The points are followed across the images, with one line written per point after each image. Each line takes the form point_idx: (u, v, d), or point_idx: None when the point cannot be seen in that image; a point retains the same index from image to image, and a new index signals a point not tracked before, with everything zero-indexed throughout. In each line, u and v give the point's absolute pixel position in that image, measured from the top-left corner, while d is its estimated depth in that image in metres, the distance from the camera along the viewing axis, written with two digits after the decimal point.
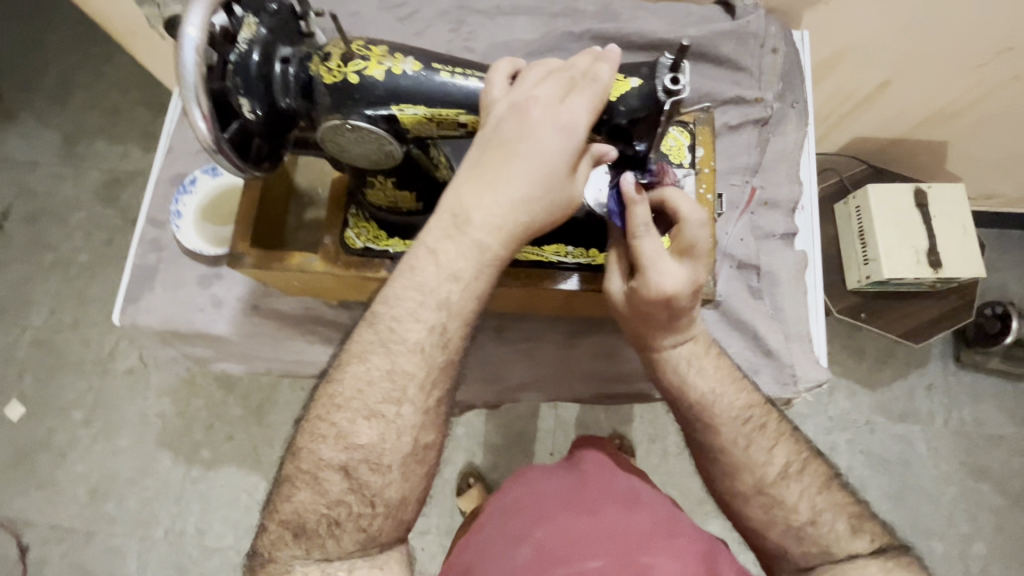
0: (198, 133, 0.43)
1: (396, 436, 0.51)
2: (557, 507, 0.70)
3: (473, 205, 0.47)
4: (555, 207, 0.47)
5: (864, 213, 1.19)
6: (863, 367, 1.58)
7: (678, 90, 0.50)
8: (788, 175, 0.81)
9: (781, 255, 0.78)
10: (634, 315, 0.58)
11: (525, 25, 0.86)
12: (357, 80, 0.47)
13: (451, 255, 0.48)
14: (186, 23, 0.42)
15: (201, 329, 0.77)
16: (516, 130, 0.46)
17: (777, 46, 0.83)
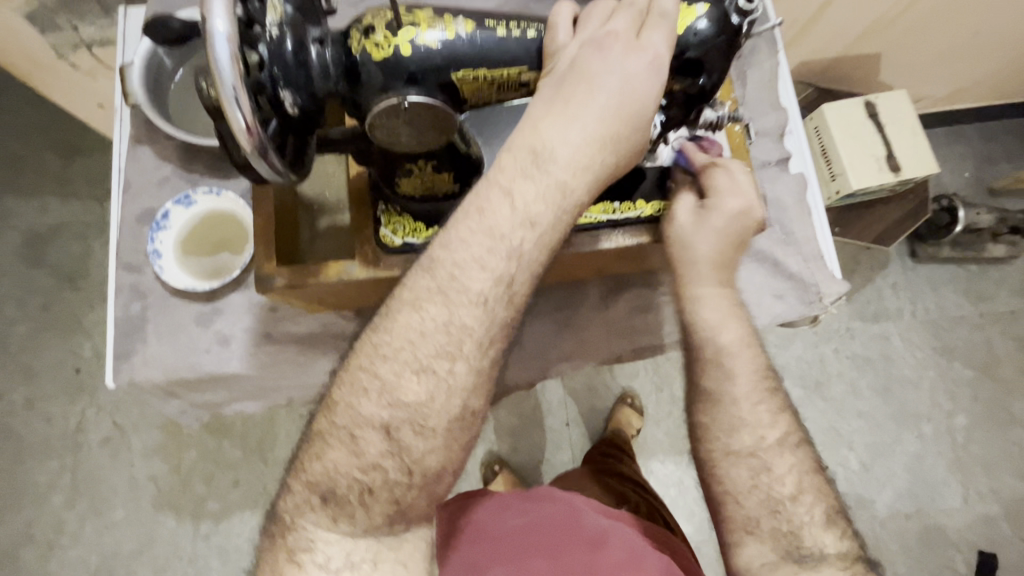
0: (242, 141, 0.39)
1: (446, 397, 0.46)
2: (526, 542, 0.77)
3: (557, 141, 0.45)
4: (636, 142, 0.47)
5: (822, 131, 1.25)
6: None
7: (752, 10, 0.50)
8: (770, 102, 0.83)
9: (781, 181, 0.80)
10: (694, 249, 0.60)
11: None
12: (410, 51, 0.44)
13: (529, 196, 0.45)
14: (211, 16, 0.36)
15: (210, 371, 0.70)
16: (595, 70, 0.45)
17: None
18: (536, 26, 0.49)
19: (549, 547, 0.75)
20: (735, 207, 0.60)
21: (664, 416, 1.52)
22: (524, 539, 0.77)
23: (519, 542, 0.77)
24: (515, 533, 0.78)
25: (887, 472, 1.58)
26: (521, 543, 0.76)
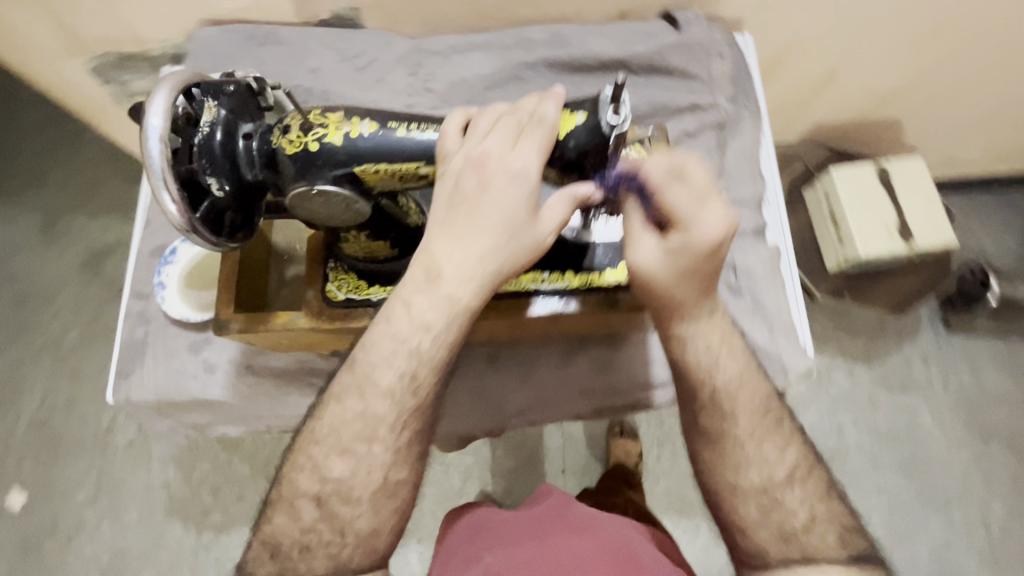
0: (169, 218, 0.47)
1: (367, 472, 0.54)
2: (515, 523, 0.84)
3: (444, 261, 0.49)
4: (521, 252, 0.49)
5: (831, 196, 1.23)
6: (851, 345, 1.60)
7: (620, 122, 0.51)
8: (750, 173, 0.84)
9: (754, 251, 0.80)
10: (678, 282, 0.54)
11: (481, 60, 0.90)
12: (317, 148, 0.50)
13: (423, 308, 0.51)
14: (149, 113, 0.46)
15: (196, 396, 0.77)
16: (473, 191, 0.49)
17: (722, 51, 0.88)
18: (434, 126, 0.53)
19: (536, 533, 0.81)
20: (709, 233, 0.52)
21: (662, 474, 1.47)
22: (514, 521, 0.85)
23: (509, 523, 0.84)
24: (507, 518, 0.86)
25: (910, 559, 1.45)
26: (511, 523, 0.84)
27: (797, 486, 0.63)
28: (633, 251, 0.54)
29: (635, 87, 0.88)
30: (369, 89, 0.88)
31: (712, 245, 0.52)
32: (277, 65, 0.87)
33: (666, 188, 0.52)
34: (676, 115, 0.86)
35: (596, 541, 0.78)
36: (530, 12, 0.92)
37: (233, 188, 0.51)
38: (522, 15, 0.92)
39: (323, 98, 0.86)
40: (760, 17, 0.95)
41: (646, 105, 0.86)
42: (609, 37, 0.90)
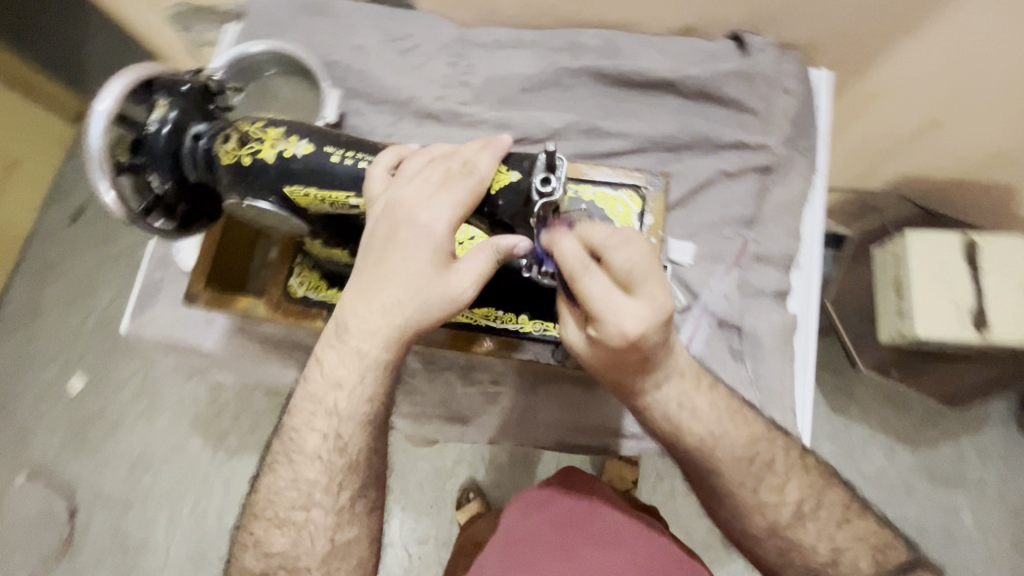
0: (108, 207, 0.50)
1: (309, 542, 0.53)
2: (541, 542, 0.71)
3: (349, 311, 0.49)
4: (427, 310, 0.47)
5: (902, 261, 1.08)
6: (914, 418, 1.38)
7: (552, 190, 0.48)
8: (787, 229, 0.75)
9: (769, 317, 0.72)
10: (609, 367, 0.52)
11: (525, 58, 0.85)
12: (251, 162, 0.50)
13: (334, 364, 0.51)
14: (98, 101, 0.47)
15: (193, 343, 0.82)
16: (382, 240, 0.47)
17: (790, 86, 0.78)
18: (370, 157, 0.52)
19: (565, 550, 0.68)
20: (619, 331, 0.46)
21: None
22: (542, 535, 0.72)
23: (535, 542, 0.71)
24: (534, 531, 0.72)
25: None
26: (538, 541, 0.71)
27: (812, 525, 0.59)
28: (565, 330, 0.53)
29: (681, 113, 0.81)
30: (406, 74, 0.86)
31: (625, 342, 0.46)
32: (322, 37, 0.87)
33: (575, 276, 0.46)
34: (718, 150, 0.79)
35: (637, 556, 0.68)
36: (589, 15, 0.85)
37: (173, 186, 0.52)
38: (579, 16, 0.85)
39: (360, 78, 0.86)
40: (850, 55, 0.83)
41: (686, 134, 0.79)
42: (667, 53, 0.82)
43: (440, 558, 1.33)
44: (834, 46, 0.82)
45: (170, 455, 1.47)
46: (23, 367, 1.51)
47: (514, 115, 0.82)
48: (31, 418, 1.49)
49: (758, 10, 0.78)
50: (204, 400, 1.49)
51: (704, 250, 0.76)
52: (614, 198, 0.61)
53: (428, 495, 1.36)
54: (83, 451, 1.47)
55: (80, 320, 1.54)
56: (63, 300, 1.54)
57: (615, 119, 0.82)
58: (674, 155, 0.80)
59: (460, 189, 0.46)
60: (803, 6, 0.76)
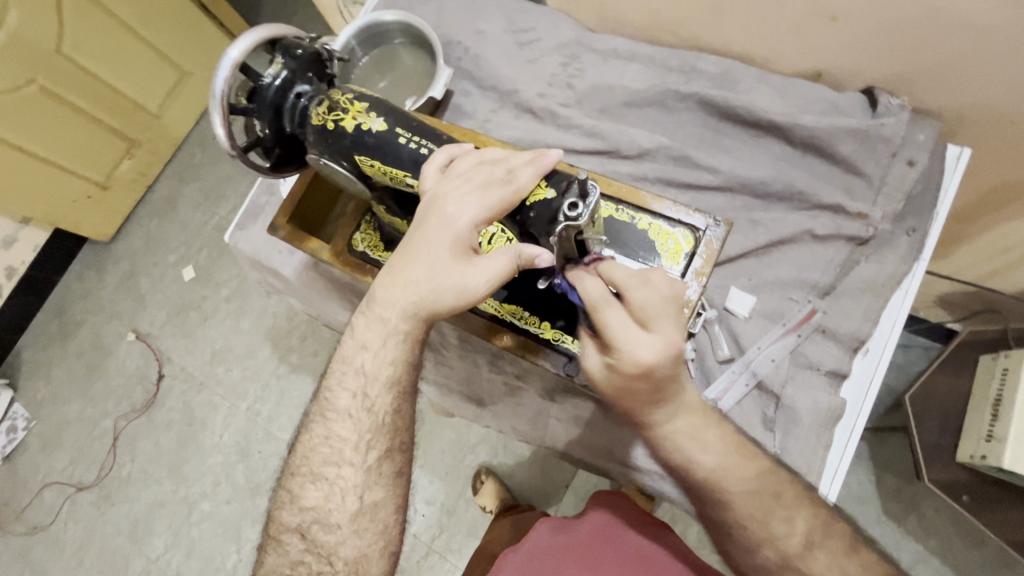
0: (218, 139, 0.56)
1: (341, 498, 0.57)
2: (572, 558, 0.71)
3: (380, 280, 0.54)
4: (442, 294, 0.51)
5: (1009, 379, 0.96)
6: (986, 554, 1.19)
7: (577, 216, 0.50)
8: (866, 309, 0.70)
9: (814, 394, 0.68)
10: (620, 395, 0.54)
11: (636, 72, 0.85)
12: (334, 127, 0.56)
13: (363, 329, 0.56)
14: (232, 47, 0.55)
15: (274, 265, 0.91)
16: (420, 223, 0.52)
17: (915, 157, 0.72)
18: (433, 145, 0.55)
19: (588, 562, 0.70)
20: (634, 359, 0.50)
21: None
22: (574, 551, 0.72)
23: (567, 558, 0.71)
24: (567, 548, 0.73)
25: None
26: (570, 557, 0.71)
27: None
28: (585, 359, 0.56)
29: (783, 161, 0.77)
30: (519, 66, 0.89)
31: (643, 373, 0.50)
32: (452, 16, 0.92)
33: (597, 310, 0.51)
34: (814, 210, 0.74)
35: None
36: (714, 40, 0.82)
37: (271, 133, 0.58)
38: (703, 40, 0.83)
39: (474, 62, 0.90)
40: (1003, 138, 0.73)
41: (783, 185, 0.75)
42: (786, 96, 0.78)
43: (443, 523, 1.39)
44: (986, 123, 0.73)
45: (243, 354, 1.66)
46: (154, 248, 1.78)
47: (609, 125, 0.82)
48: (150, 292, 1.75)
49: (903, 69, 0.71)
50: (280, 316, 1.66)
51: (764, 307, 0.72)
52: (665, 235, 0.63)
53: (446, 460, 1.43)
54: (179, 331, 1.71)
55: (204, 220, 1.78)
56: (195, 200, 1.78)
57: (711, 152, 0.79)
58: (762, 202, 0.77)
59: (490, 194, 0.50)
60: (956, 75, 0.68)
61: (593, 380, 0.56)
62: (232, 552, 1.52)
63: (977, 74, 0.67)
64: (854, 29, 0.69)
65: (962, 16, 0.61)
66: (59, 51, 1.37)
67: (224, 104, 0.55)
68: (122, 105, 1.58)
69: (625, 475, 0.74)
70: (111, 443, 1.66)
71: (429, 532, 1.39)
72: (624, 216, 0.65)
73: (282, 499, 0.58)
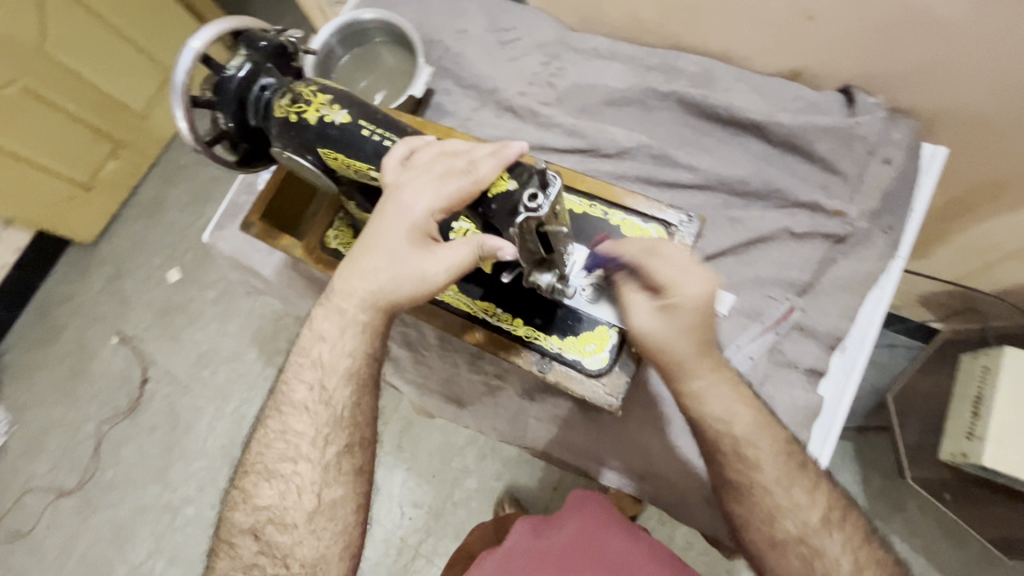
0: (179, 133, 0.55)
1: (298, 494, 0.55)
2: (547, 562, 0.71)
3: (342, 267, 0.55)
4: (402, 284, 0.52)
5: (988, 378, 0.96)
6: (968, 554, 1.19)
7: (537, 208, 0.47)
8: (843, 307, 0.70)
9: (793, 391, 0.68)
10: (674, 339, 0.55)
11: (617, 72, 0.85)
12: (297, 120, 0.55)
13: (324, 321, 0.56)
14: (192, 38, 0.54)
15: (254, 265, 0.90)
16: (381, 212, 0.52)
17: (890, 156, 0.72)
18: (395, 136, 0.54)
19: (564, 569, 0.69)
20: (692, 293, 0.55)
21: None
22: (562, 555, 0.71)
23: (540, 561, 0.72)
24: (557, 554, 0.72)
25: None
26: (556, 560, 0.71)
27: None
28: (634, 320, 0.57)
29: (762, 159, 0.77)
30: (500, 65, 0.89)
31: (700, 305, 0.55)
32: (433, 15, 0.91)
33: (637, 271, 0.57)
34: (792, 208, 0.74)
35: None
36: (694, 39, 0.82)
37: (235, 126, 0.57)
38: (684, 40, 0.83)
39: (455, 61, 0.90)
40: (977, 136, 0.74)
41: (761, 184, 0.75)
42: (764, 96, 0.78)
43: (429, 526, 1.38)
44: (961, 122, 0.73)
45: (230, 357, 1.64)
46: (138, 250, 1.76)
47: (589, 124, 0.82)
48: (134, 294, 1.73)
49: (877, 67, 0.72)
50: (266, 319, 1.65)
51: (742, 305, 0.72)
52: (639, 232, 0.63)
53: (433, 463, 1.42)
54: (164, 334, 1.69)
55: (190, 222, 1.77)
56: (181, 201, 1.77)
57: (690, 151, 0.79)
58: (741, 201, 0.77)
59: (445, 185, 0.50)
60: (928, 73, 0.69)
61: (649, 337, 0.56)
62: None
63: (949, 74, 0.68)
64: (829, 29, 0.69)
65: (935, 16, 0.61)
66: (41, 50, 1.36)
67: (185, 97, 0.54)
68: (108, 105, 1.57)
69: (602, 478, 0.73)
70: (93, 447, 1.63)
71: (416, 536, 1.38)
72: (597, 212, 0.65)
73: (234, 500, 0.57)
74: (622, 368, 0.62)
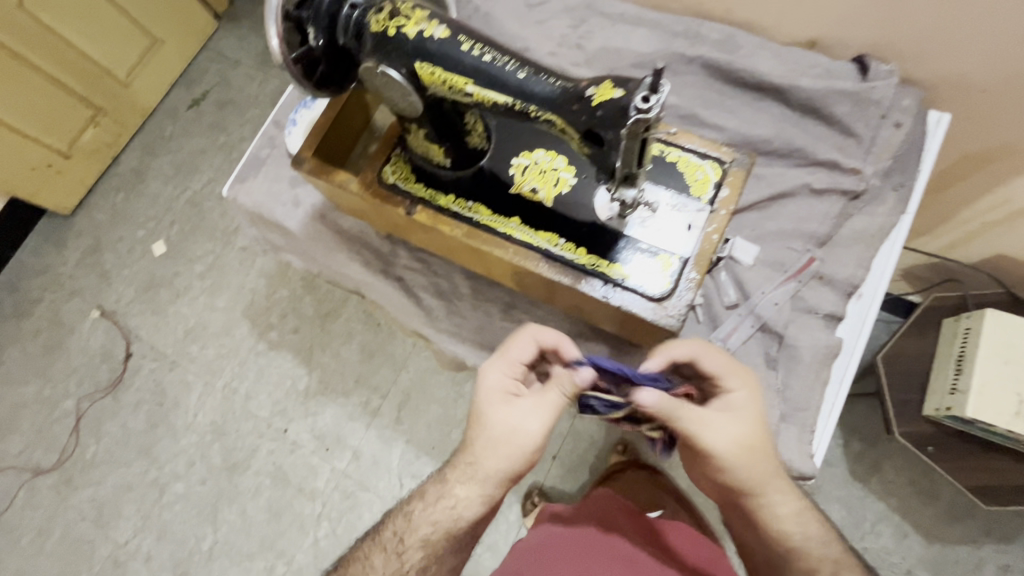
0: (270, 48, 0.51)
1: None
2: (561, 548, 0.79)
3: (460, 469, 0.65)
4: (516, 460, 0.62)
5: (970, 336, 1.03)
6: (939, 509, 1.27)
7: (647, 109, 0.47)
8: (858, 258, 0.75)
9: (814, 333, 0.73)
10: (751, 444, 0.60)
11: (642, 37, 0.88)
12: (394, 33, 0.53)
13: (450, 499, 0.65)
14: None
15: (277, 219, 0.89)
16: (480, 414, 0.63)
17: (900, 121, 0.77)
18: (495, 53, 0.54)
19: (574, 556, 0.77)
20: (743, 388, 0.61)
21: None
22: (618, 540, 0.79)
23: (554, 547, 0.80)
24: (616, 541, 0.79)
25: None
26: (614, 544, 0.78)
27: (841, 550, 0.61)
28: (715, 438, 0.59)
29: (784, 122, 0.82)
30: (528, 25, 0.91)
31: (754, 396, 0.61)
32: None
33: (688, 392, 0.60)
34: (811, 167, 0.79)
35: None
36: (716, 7, 0.86)
37: (324, 43, 0.54)
38: (707, 8, 0.87)
39: (484, 20, 0.91)
40: (976, 104, 0.80)
41: (783, 144, 0.79)
42: (784, 62, 0.82)
43: None
44: (961, 90, 0.80)
45: (219, 332, 1.61)
46: (120, 222, 1.70)
47: None
48: (116, 268, 1.67)
49: (890, 36, 0.77)
50: (260, 292, 1.62)
51: (766, 256, 0.76)
52: (695, 166, 0.65)
53: (433, 436, 1.47)
54: (148, 309, 1.64)
55: (178, 194, 1.72)
56: (170, 171, 1.71)
57: (715, 112, 0.83)
58: (764, 160, 0.81)
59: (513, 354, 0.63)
60: (938, 42, 0.75)
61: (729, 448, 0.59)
62: (207, 533, 1.48)
63: (957, 42, 0.73)
64: None
65: None
66: (22, 7, 1.30)
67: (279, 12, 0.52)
68: (93, 67, 1.51)
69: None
70: (73, 424, 1.57)
71: None
72: (652, 149, 0.66)
73: None
74: (681, 294, 0.61)
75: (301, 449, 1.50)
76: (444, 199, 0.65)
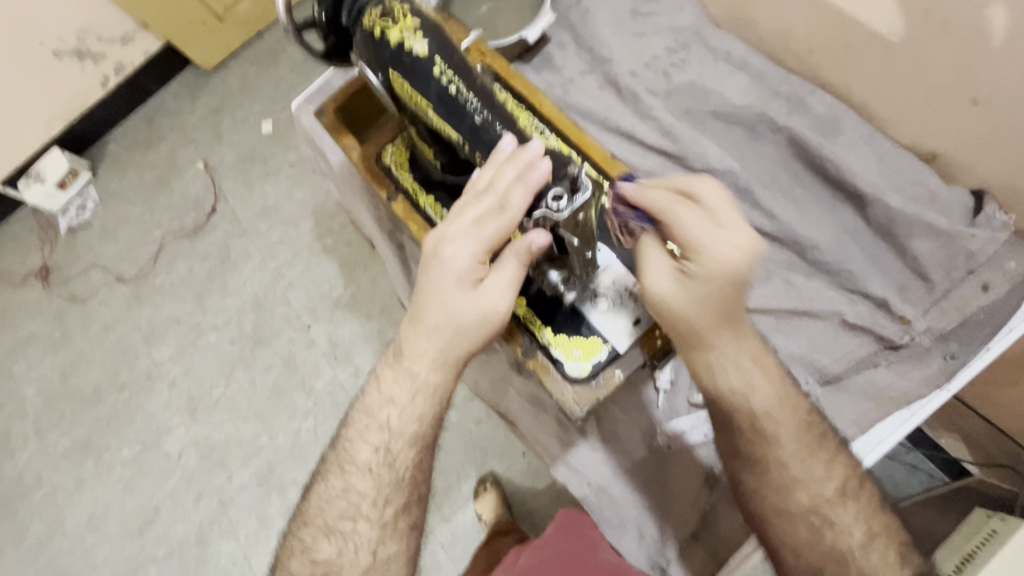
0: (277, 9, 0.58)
1: (354, 551, 0.59)
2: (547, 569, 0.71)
3: (410, 343, 0.59)
4: (477, 333, 0.57)
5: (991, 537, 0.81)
6: None
7: (557, 209, 0.53)
8: (859, 414, 0.66)
9: None
10: (699, 303, 0.55)
11: (739, 85, 0.78)
12: (379, 34, 0.57)
13: (390, 382, 0.61)
14: None
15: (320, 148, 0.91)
16: (433, 281, 0.56)
17: (987, 284, 0.65)
18: (462, 86, 0.57)
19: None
20: (726, 256, 0.53)
21: None
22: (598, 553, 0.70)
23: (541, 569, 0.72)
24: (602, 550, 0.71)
25: None
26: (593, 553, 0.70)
27: None
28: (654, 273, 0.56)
29: (848, 234, 0.71)
30: (624, 33, 0.83)
31: (728, 269, 0.53)
32: None
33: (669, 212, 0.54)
34: (855, 295, 0.69)
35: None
36: (838, 77, 0.74)
37: (327, 18, 0.60)
38: (825, 74, 0.75)
39: (582, 14, 0.84)
40: None
41: (835, 259, 0.70)
42: (884, 167, 0.70)
43: None
44: None
45: (288, 219, 1.55)
46: (245, 91, 1.66)
47: (687, 130, 0.77)
48: (228, 131, 1.64)
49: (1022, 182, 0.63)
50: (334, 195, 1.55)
51: None
52: None
53: None
54: (241, 177, 1.60)
55: (296, 84, 1.67)
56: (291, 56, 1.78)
57: (777, 196, 0.74)
58: (806, 268, 0.72)
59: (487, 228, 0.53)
60: None
61: (675, 287, 0.55)
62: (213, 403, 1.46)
63: None
64: (988, 122, 0.62)
65: None
66: None
67: None
68: None
69: (585, 442, 0.75)
70: (155, 252, 1.58)
71: None
72: None
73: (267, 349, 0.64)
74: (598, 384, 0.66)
75: (314, 348, 1.45)
76: (423, 198, 0.70)
